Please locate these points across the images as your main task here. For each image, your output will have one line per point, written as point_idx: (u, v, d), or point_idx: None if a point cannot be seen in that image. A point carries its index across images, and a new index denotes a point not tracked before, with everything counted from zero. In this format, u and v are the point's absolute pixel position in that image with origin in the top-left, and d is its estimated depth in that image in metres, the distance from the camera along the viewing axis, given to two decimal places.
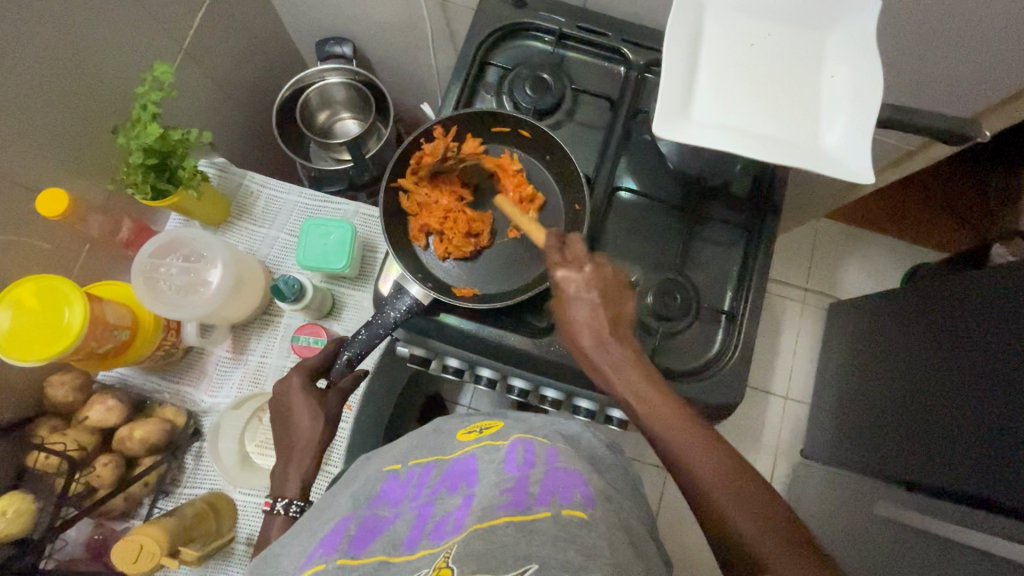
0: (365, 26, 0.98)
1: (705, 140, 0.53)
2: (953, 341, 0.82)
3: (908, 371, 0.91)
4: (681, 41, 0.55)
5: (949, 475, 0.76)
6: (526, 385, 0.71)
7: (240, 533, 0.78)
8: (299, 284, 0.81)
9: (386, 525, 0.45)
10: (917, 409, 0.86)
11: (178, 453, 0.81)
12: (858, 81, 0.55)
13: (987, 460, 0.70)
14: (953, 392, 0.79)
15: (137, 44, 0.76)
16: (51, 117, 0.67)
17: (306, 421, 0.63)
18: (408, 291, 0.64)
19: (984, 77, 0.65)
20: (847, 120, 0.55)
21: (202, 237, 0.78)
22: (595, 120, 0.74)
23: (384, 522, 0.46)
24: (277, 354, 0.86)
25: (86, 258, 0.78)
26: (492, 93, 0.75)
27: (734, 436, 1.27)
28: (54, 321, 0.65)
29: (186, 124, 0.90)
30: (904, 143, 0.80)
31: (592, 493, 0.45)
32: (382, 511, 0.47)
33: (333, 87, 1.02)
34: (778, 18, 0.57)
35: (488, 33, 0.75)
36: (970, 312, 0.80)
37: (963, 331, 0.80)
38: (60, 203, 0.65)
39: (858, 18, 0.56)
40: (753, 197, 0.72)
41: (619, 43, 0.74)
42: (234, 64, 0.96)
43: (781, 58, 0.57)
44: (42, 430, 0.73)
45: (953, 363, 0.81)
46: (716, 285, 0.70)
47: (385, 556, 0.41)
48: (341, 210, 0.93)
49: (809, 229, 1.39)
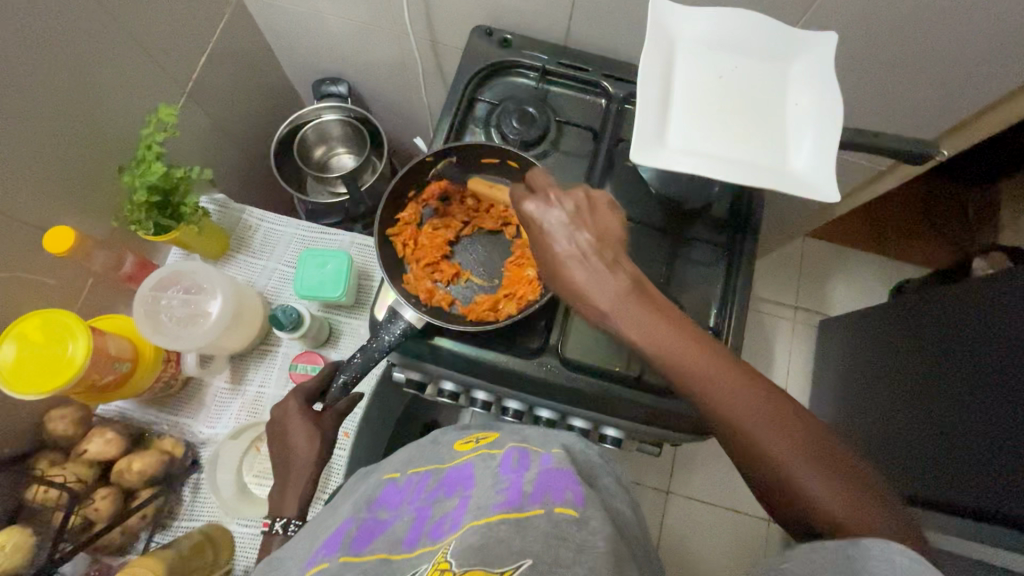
0: (360, 67, 1.03)
1: (679, 165, 0.57)
2: (950, 352, 0.84)
3: (911, 384, 0.92)
4: (654, 75, 0.59)
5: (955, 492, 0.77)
6: (520, 406, 0.73)
7: (236, 565, 0.79)
8: (297, 313, 0.83)
9: (385, 527, 0.46)
10: (921, 423, 0.87)
11: (175, 484, 0.81)
12: (820, 107, 0.59)
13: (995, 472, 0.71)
14: (957, 406, 0.81)
15: (142, 88, 0.80)
16: (61, 157, 0.70)
17: (304, 446, 0.63)
18: (402, 315, 0.66)
19: (942, 100, 0.69)
20: (813, 143, 0.58)
21: (200, 267, 0.81)
22: (580, 150, 0.78)
23: (384, 524, 0.47)
24: (275, 384, 0.87)
25: (89, 292, 0.79)
26: (481, 127, 0.79)
27: (732, 455, 1.28)
28: (57, 354, 0.66)
29: (187, 161, 0.93)
30: (874, 164, 0.84)
31: (586, 492, 0.46)
32: (381, 514, 0.48)
33: (329, 124, 1.07)
34: (744, 52, 0.62)
35: (475, 71, 0.79)
36: (963, 318, 0.82)
37: (960, 343, 0.82)
38: (67, 240, 0.68)
39: (816, 51, 0.60)
40: (733, 219, 0.75)
41: (599, 77, 0.79)
42: (234, 104, 1.00)
43: (749, 88, 0.61)
44: (40, 464, 0.74)
45: (953, 372, 0.83)
46: (702, 304, 0.73)
47: (385, 553, 0.43)
48: (338, 241, 0.96)
49: (795, 249, 1.42)
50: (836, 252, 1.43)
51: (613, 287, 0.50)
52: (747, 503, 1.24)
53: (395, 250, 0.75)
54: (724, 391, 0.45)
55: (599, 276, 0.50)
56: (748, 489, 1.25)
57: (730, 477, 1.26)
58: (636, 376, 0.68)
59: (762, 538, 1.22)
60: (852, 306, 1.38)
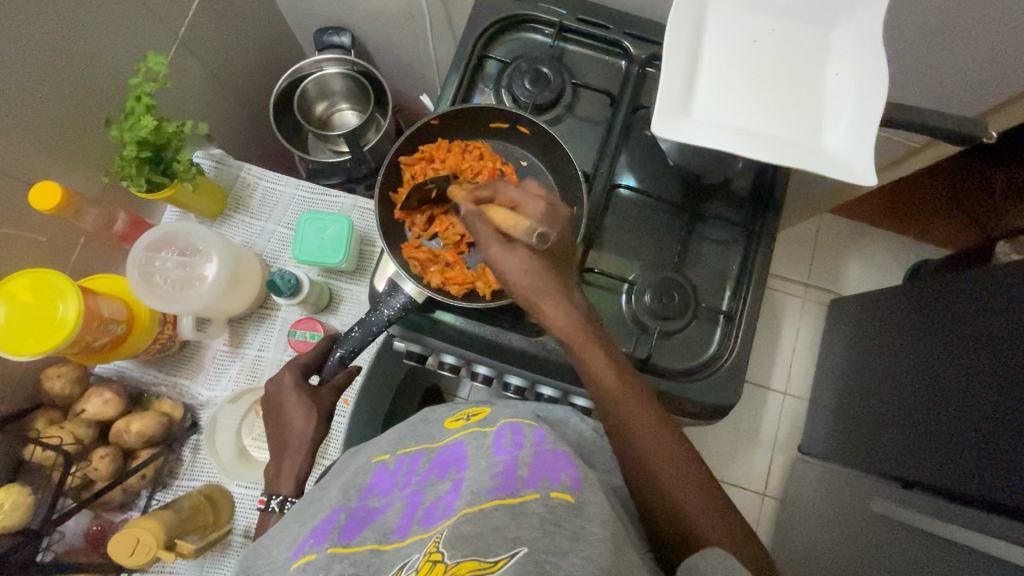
0: (363, 14, 0.96)
1: (704, 140, 0.52)
2: (940, 334, 0.84)
3: (898, 364, 0.93)
4: (683, 35, 0.54)
5: (929, 471, 0.79)
6: (522, 382, 0.69)
7: (237, 525, 0.79)
8: (295, 279, 0.81)
9: (376, 515, 0.45)
10: (902, 403, 0.89)
11: (175, 445, 0.81)
12: (864, 80, 0.54)
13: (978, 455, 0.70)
14: (943, 389, 0.80)
15: (130, 34, 0.75)
16: (44, 109, 0.66)
17: (299, 420, 0.62)
18: (402, 288, 0.64)
19: (992, 79, 0.64)
20: (851, 119, 0.53)
21: (195, 228, 0.78)
22: (595, 116, 0.73)
23: (374, 513, 0.46)
24: (274, 348, 0.86)
25: (81, 250, 0.77)
26: (491, 87, 0.74)
27: (735, 430, 1.28)
28: (47, 315, 0.65)
29: (182, 114, 0.88)
30: (907, 141, 0.79)
31: (582, 474, 0.43)
32: (374, 502, 0.47)
33: (331, 78, 1.01)
34: (783, 13, 0.56)
35: (487, 24, 0.73)
36: (962, 307, 0.80)
37: (952, 327, 0.81)
38: (53, 196, 0.64)
39: (865, 15, 0.54)
40: (755, 196, 0.72)
41: (620, 36, 0.73)
42: (230, 55, 0.95)
43: (787, 55, 0.55)
44: (39, 422, 0.73)
45: (942, 351, 0.82)
46: (715, 284, 0.71)
47: (377, 544, 0.42)
48: (339, 203, 0.92)
49: (811, 225, 1.37)
50: (855, 227, 1.38)
51: (503, 250, 0.59)
52: (745, 476, 1.26)
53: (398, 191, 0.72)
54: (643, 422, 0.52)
55: (493, 242, 0.59)
56: (746, 463, 1.27)
57: (730, 451, 1.27)
58: (644, 358, 0.66)
59: (756, 510, 1.24)
60: (865, 286, 1.34)
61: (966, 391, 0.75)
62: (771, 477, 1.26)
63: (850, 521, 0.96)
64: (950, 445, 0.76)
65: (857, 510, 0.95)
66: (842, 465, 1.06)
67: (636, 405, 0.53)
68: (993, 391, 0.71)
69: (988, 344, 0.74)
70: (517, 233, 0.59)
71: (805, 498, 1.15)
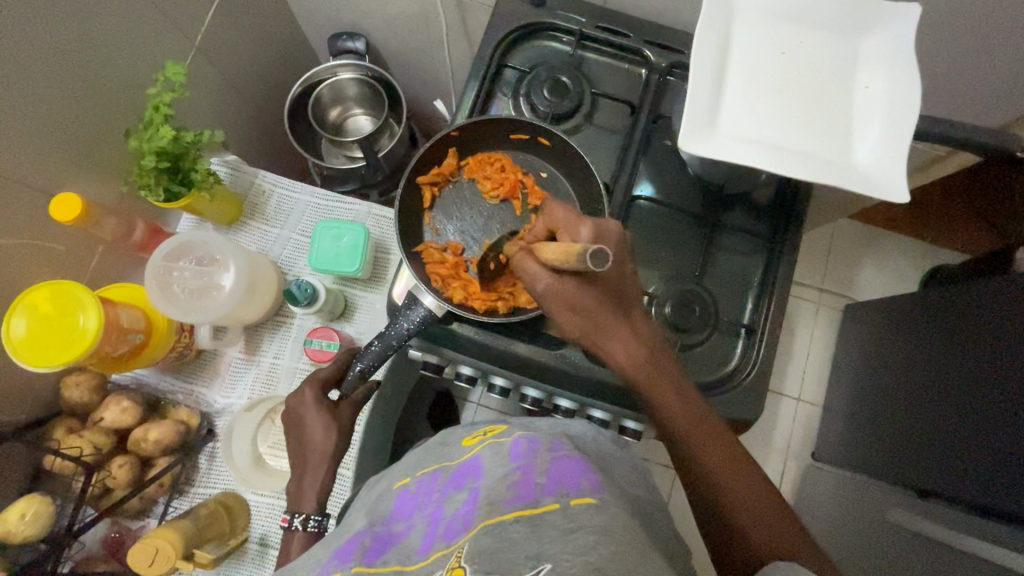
0: (378, 20, 0.95)
1: (731, 154, 0.51)
2: (955, 344, 0.82)
3: (913, 372, 0.92)
4: (709, 47, 0.53)
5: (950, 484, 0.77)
6: (539, 395, 0.68)
7: (253, 533, 0.79)
8: (312, 289, 0.81)
9: (399, 538, 0.45)
10: (918, 412, 0.87)
11: (192, 453, 0.81)
12: (893, 93, 0.53)
13: (1001, 468, 0.69)
14: (960, 400, 0.78)
15: (148, 43, 0.75)
16: (64, 119, 0.66)
17: (318, 434, 0.62)
18: (421, 301, 0.63)
19: (1023, 88, 0.62)
20: (881, 133, 0.52)
21: (211, 237, 0.78)
22: (615, 125, 0.73)
23: (397, 536, 0.45)
24: (289, 356, 0.86)
25: (99, 259, 0.77)
26: (509, 96, 0.73)
27: (748, 437, 1.27)
28: (69, 325, 0.65)
29: (198, 122, 0.88)
30: (931, 149, 0.78)
31: (599, 479, 0.44)
32: (397, 526, 0.46)
33: (345, 83, 1.01)
34: (811, 25, 0.55)
35: (506, 33, 0.72)
36: (982, 317, 0.79)
37: (972, 338, 0.80)
38: (74, 207, 0.64)
39: (897, 26, 0.53)
40: (776, 206, 0.71)
41: (640, 44, 0.72)
42: (246, 61, 0.95)
43: (815, 67, 0.54)
44: (57, 431, 0.73)
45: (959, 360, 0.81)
46: (736, 296, 0.70)
47: (399, 565, 0.41)
48: (354, 211, 0.92)
49: (827, 230, 1.36)
50: (871, 232, 1.36)
51: (553, 281, 0.55)
52: None
53: (419, 199, 0.73)
54: (689, 424, 0.55)
55: (544, 278, 0.56)
56: None
57: None
58: None
59: None
60: (881, 291, 1.33)
61: (982, 403, 0.74)
62: (785, 484, 1.25)
63: (867, 532, 0.95)
64: (968, 457, 0.74)
65: (874, 521, 0.94)
66: (858, 474, 1.05)
67: (676, 408, 0.56)
68: (1005, 404, 0.70)
69: (1006, 355, 0.72)
70: (566, 268, 0.53)
71: (820, 506, 1.14)
